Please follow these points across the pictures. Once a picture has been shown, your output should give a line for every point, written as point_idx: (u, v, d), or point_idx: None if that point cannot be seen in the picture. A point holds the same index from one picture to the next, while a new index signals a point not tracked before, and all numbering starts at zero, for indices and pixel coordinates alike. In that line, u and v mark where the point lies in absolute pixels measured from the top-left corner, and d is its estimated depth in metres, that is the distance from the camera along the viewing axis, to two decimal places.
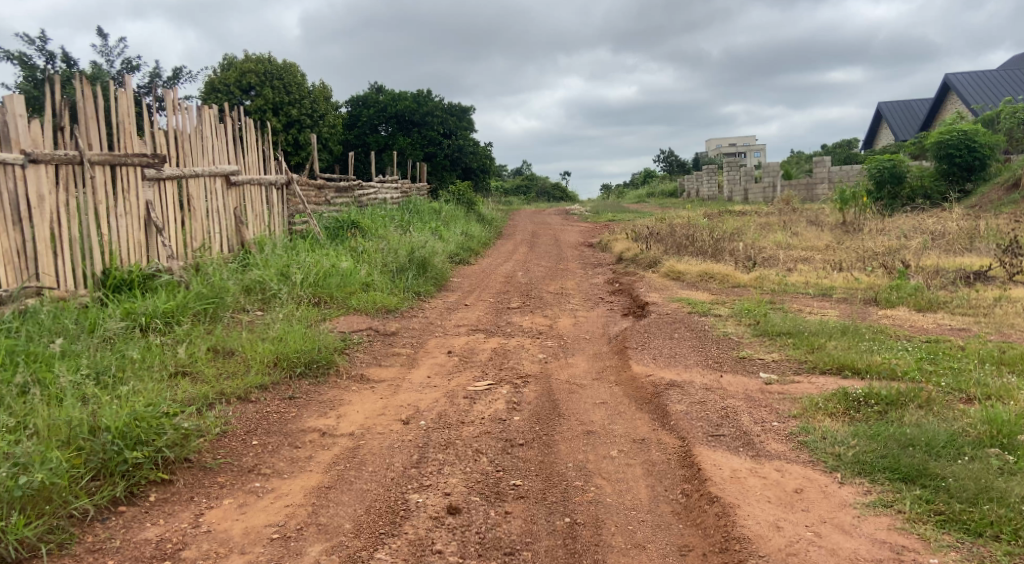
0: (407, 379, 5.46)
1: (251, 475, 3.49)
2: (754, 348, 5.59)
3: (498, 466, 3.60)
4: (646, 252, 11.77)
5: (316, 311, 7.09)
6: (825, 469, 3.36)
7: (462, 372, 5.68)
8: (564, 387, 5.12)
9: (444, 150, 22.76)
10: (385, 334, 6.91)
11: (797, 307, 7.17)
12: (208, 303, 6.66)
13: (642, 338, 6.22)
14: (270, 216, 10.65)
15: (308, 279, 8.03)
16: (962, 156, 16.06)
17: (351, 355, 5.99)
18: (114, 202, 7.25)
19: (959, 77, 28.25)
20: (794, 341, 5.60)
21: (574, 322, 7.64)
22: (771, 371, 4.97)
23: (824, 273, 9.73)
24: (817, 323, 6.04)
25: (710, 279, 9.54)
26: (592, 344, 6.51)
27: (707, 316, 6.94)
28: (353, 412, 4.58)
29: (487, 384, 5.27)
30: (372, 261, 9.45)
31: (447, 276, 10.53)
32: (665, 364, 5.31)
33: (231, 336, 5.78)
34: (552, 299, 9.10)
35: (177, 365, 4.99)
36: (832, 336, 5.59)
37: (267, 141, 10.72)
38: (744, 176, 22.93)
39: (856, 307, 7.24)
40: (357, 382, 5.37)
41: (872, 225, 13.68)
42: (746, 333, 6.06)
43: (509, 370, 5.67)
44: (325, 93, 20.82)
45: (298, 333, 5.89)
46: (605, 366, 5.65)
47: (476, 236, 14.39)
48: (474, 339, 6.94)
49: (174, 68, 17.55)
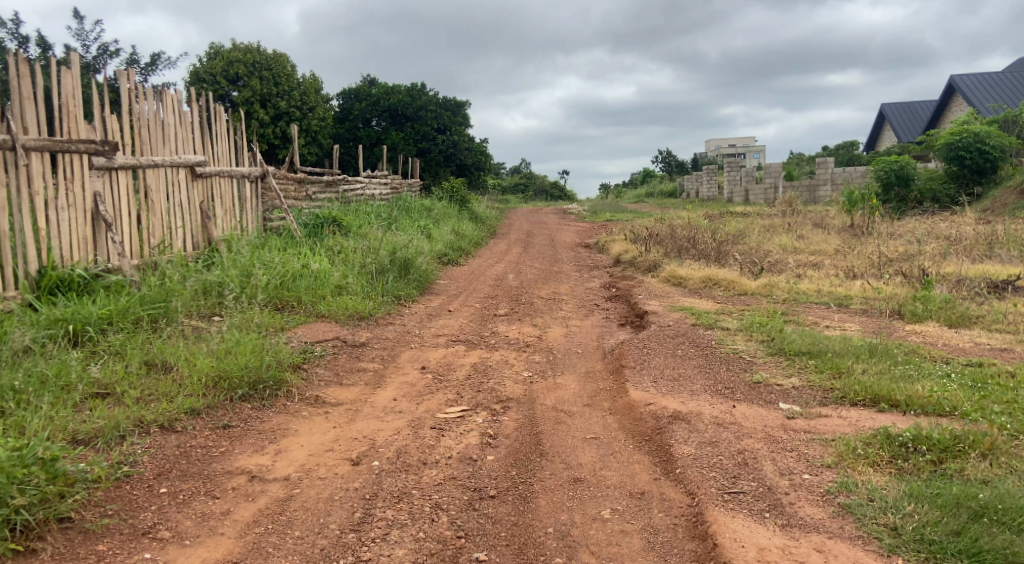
0: (369, 403, 4.71)
1: (144, 541, 2.86)
2: (770, 371, 4.84)
3: (459, 530, 2.92)
4: (645, 254, 11.05)
5: (276, 319, 6.35)
6: (880, 550, 2.64)
7: (434, 394, 4.93)
8: (551, 415, 4.37)
9: (438, 146, 22.03)
10: (354, 346, 6.15)
11: (813, 321, 6.43)
12: (153, 308, 5.95)
13: (641, 354, 5.50)
14: (242, 211, 9.88)
15: (273, 281, 7.27)
16: (973, 157, 15.26)
17: (308, 372, 5.23)
18: (55, 193, 6.51)
19: (966, 77, 27.58)
20: (816, 362, 4.86)
21: (565, 332, 6.89)
22: (792, 400, 4.24)
23: (836, 280, 9.01)
24: (839, 340, 5.31)
25: (714, 286, 8.80)
26: (585, 360, 5.78)
27: (713, 330, 6.21)
28: (296, 447, 3.83)
29: (460, 410, 4.52)
30: (349, 262, 8.68)
31: (432, 278, 9.77)
32: (668, 389, 4.57)
33: (170, 348, 5.07)
34: (543, 305, 8.36)
35: (92, 390, 4.37)
36: (860, 357, 4.86)
37: (241, 132, 9.97)
38: (744, 176, 22.28)
39: (878, 321, 6.49)
40: (311, 406, 4.61)
41: (883, 230, 12.96)
42: (758, 352, 5.32)
43: (488, 393, 4.92)
44: (315, 85, 20.06)
45: (249, 346, 5.16)
46: (599, 390, 4.90)
47: (467, 235, 13.65)
48: (454, 351, 6.21)
49: (154, 55, 16.77)
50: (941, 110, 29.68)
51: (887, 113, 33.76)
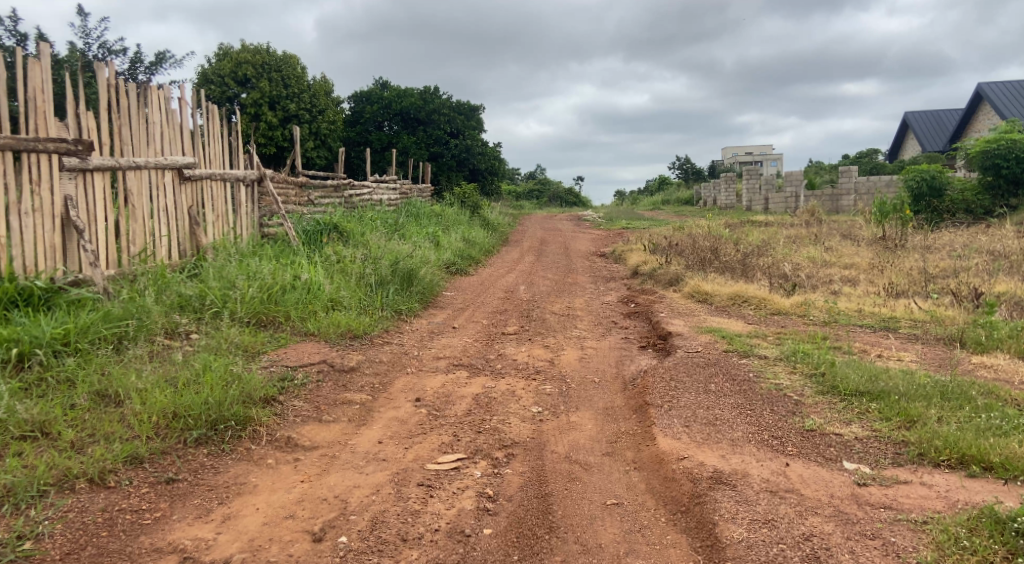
0: (349, 447, 3.99)
1: None
2: (823, 414, 4.09)
3: None
4: (665, 266, 10.30)
5: (255, 340, 5.66)
6: None
7: (426, 435, 4.20)
8: (563, 469, 3.66)
9: (450, 150, 21.33)
10: (342, 372, 5.44)
11: (863, 349, 5.66)
12: (120, 325, 5.25)
13: (668, 389, 4.76)
14: (235, 218, 9.16)
15: (259, 296, 6.56)
16: (1010, 167, 14.36)
17: (283, 406, 4.52)
18: (16, 196, 5.81)
19: (994, 86, 26.61)
20: (878, 405, 4.11)
21: (581, 356, 6.15)
22: (858, 456, 3.51)
23: (877, 299, 8.25)
24: (902, 376, 4.55)
25: (744, 304, 8.03)
26: (602, 393, 5.06)
27: (748, 359, 5.45)
28: (250, 512, 3.14)
29: (455, 458, 3.80)
30: (345, 274, 7.98)
31: (437, 290, 9.07)
32: (705, 438, 3.84)
33: (127, 375, 4.38)
34: (556, 322, 7.65)
35: (24, 430, 3.71)
36: (933, 400, 4.11)
37: (235, 132, 9.27)
38: (765, 184, 21.45)
39: (937, 351, 5.71)
40: (280, 451, 3.89)
41: (917, 244, 12.15)
42: (806, 389, 4.56)
43: (490, 435, 4.19)
44: (325, 87, 19.47)
45: (218, 375, 4.47)
46: (620, 434, 4.16)
47: (477, 243, 12.93)
48: (455, 378, 5.50)
49: (158, 53, 16.21)
50: (968, 119, 28.71)
51: (912, 120, 32.75)
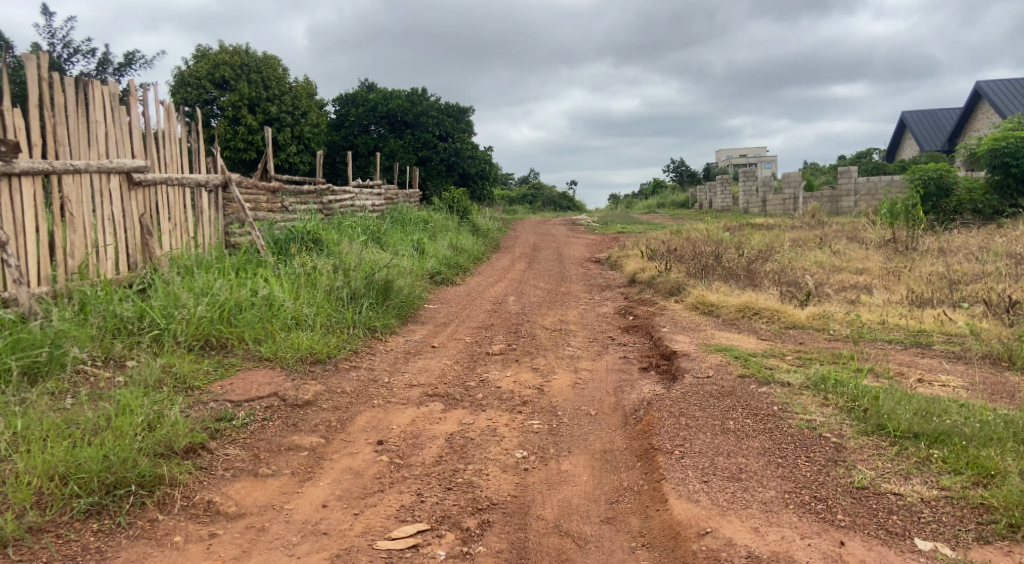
0: (284, 515, 3.19)
1: None
2: (873, 464, 3.31)
3: None
4: (665, 274, 9.50)
5: (195, 369, 4.84)
6: None
7: (383, 494, 3.40)
8: (554, 547, 2.95)
9: (439, 154, 20.44)
10: (294, 408, 4.61)
11: (901, 373, 4.87)
12: (29, 358, 4.43)
13: (677, 427, 3.97)
14: (197, 226, 8.19)
15: (205, 315, 5.68)
16: (1019, 165, 13.53)
17: (211, 456, 3.70)
18: None
19: (993, 84, 25.94)
20: (941, 451, 3.35)
21: (575, 381, 5.33)
22: (928, 529, 2.85)
23: (900, 310, 7.43)
24: (960, 411, 3.76)
25: (754, 317, 7.23)
26: (600, 430, 4.26)
27: (769, 387, 4.64)
28: None
29: (414, 532, 3.03)
30: (314, 287, 7.12)
31: (418, 302, 8.24)
32: (733, 499, 3.08)
33: (15, 423, 3.52)
34: (547, 339, 6.85)
35: None
36: (1007, 445, 3.35)
37: (195, 133, 8.32)
38: (760, 187, 20.77)
39: (986, 375, 4.93)
40: (193, 524, 3.10)
41: (930, 246, 11.36)
42: (845, 428, 3.75)
43: (462, 491, 3.40)
44: (308, 90, 18.70)
45: (130, 419, 3.62)
46: (623, 490, 3.39)
47: (465, 250, 12.13)
48: (427, 412, 4.68)
49: (128, 53, 15.40)
50: (966, 119, 28.06)
51: (909, 120, 32.11)
